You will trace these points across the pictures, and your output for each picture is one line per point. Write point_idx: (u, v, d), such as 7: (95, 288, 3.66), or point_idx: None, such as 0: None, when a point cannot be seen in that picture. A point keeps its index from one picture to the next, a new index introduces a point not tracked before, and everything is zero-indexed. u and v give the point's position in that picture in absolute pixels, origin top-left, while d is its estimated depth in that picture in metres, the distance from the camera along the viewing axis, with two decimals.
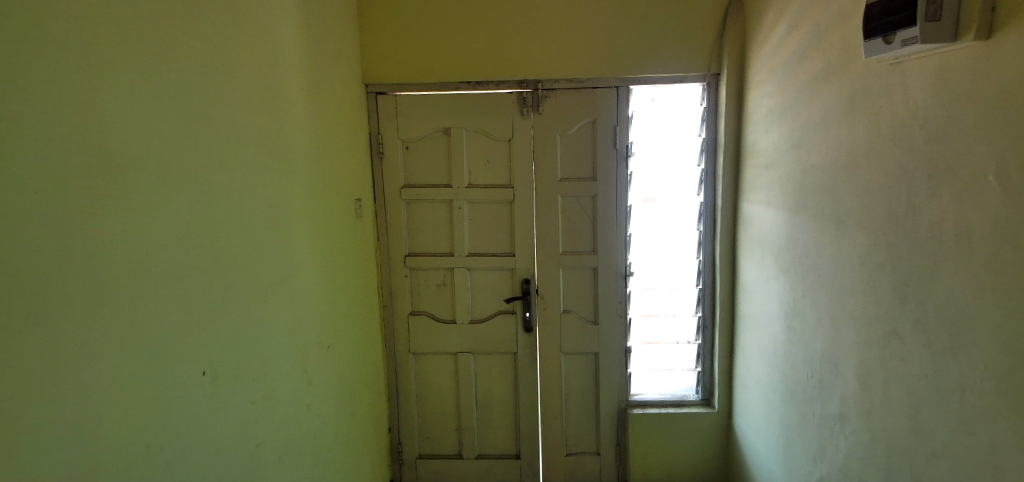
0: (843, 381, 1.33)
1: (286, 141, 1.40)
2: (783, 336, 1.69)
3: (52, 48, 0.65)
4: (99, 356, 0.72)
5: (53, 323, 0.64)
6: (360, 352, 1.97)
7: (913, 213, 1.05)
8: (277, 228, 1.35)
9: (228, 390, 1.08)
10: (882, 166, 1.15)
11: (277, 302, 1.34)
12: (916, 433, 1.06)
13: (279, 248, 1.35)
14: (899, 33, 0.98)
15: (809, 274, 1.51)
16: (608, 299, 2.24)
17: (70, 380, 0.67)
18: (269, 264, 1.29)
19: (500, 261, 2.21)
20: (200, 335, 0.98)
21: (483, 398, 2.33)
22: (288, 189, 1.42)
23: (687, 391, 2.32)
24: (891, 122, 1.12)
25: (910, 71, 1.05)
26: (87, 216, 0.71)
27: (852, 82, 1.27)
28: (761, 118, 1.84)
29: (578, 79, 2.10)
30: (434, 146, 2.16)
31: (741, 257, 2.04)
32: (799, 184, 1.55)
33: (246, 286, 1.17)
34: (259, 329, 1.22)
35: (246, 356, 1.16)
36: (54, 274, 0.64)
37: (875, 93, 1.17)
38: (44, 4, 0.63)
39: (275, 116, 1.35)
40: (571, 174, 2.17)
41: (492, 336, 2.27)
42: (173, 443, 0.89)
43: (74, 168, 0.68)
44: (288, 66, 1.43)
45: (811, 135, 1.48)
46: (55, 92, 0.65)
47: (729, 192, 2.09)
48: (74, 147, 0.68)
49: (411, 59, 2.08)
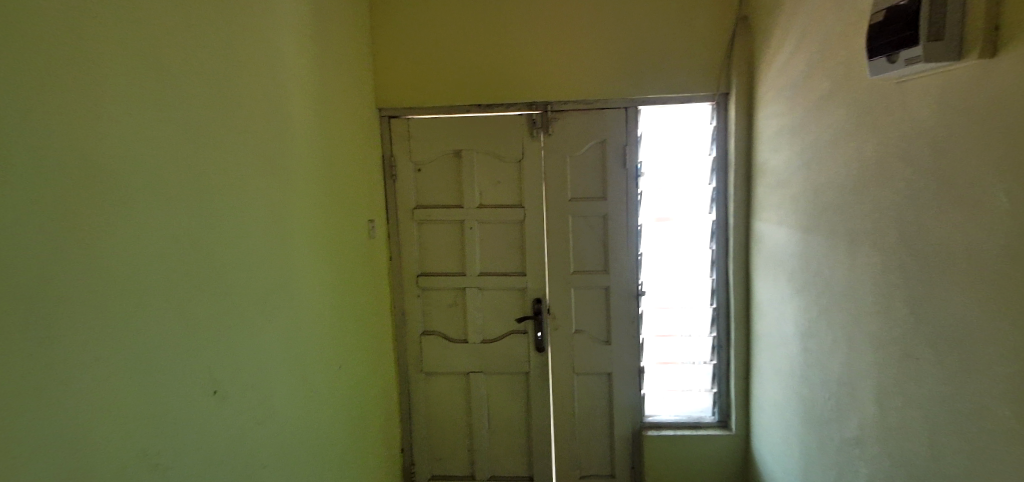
0: (860, 406, 1.30)
1: (295, 165, 1.45)
2: (799, 358, 1.65)
3: (64, 77, 0.69)
4: (99, 373, 0.73)
5: (55, 339, 0.66)
6: (370, 373, 1.98)
7: (924, 232, 1.04)
8: (287, 251, 1.38)
9: (231, 409, 1.08)
10: (891, 185, 1.15)
11: (288, 323, 1.36)
12: (934, 460, 1.03)
13: (289, 269, 1.37)
14: (901, 53, 0.99)
15: (823, 294, 1.48)
16: (619, 318, 2.22)
17: (69, 395, 0.68)
18: (276, 289, 1.31)
19: (511, 280, 2.22)
20: (202, 352, 0.99)
21: (495, 419, 2.31)
22: (298, 212, 1.45)
23: (702, 412, 2.27)
24: (899, 140, 1.12)
25: (915, 89, 1.06)
26: (87, 232, 0.72)
27: (858, 102, 1.27)
28: (771, 136, 1.84)
29: (586, 100, 2.13)
30: (445, 167, 2.20)
31: (755, 275, 2.02)
32: (810, 202, 1.54)
33: (254, 308, 1.19)
34: (266, 352, 1.25)
35: (252, 374, 1.17)
36: (53, 290, 0.66)
37: (881, 111, 1.18)
38: (58, 46, 0.68)
39: (284, 140, 1.39)
40: (581, 194, 2.18)
41: (503, 355, 2.26)
42: (178, 461, 0.91)
43: (74, 186, 0.70)
44: (298, 93, 1.48)
45: (820, 153, 1.48)
46: (62, 113, 0.68)
47: (741, 209, 2.07)
48: (75, 165, 0.70)
49: (423, 83, 2.14)
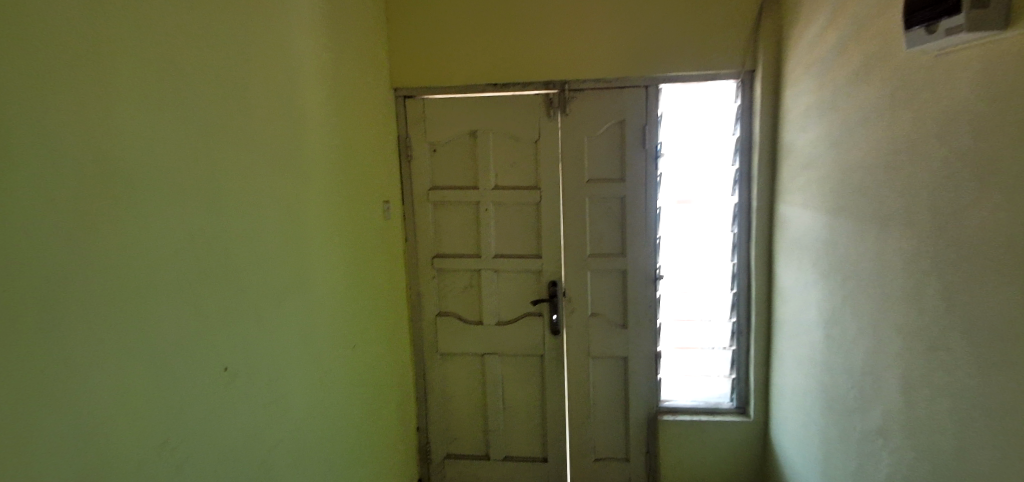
0: (885, 395, 1.26)
1: (307, 147, 1.45)
2: (822, 346, 1.60)
3: (70, 65, 0.69)
4: (101, 358, 0.74)
5: (53, 328, 0.65)
6: (384, 353, 2.01)
7: (960, 216, 0.98)
8: (298, 234, 1.39)
9: (237, 392, 1.10)
10: (927, 167, 1.08)
11: (294, 306, 1.36)
12: (962, 454, 0.99)
13: (297, 250, 1.38)
14: (941, 22, 0.92)
15: (849, 280, 1.42)
16: (636, 302, 2.19)
17: (70, 383, 0.69)
18: (288, 269, 1.33)
19: (526, 263, 2.20)
20: (206, 339, 1.00)
21: (509, 400, 2.32)
22: (308, 192, 1.45)
23: (721, 398, 2.24)
24: (935, 119, 1.05)
25: (955, 63, 0.99)
26: (90, 220, 0.72)
27: (893, 79, 1.19)
28: (799, 116, 1.75)
29: (605, 79, 2.06)
30: (460, 149, 2.17)
31: (778, 260, 1.96)
32: (838, 185, 1.47)
33: (263, 288, 1.21)
34: (277, 333, 1.28)
35: (261, 355, 1.20)
36: (51, 280, 0.65)
37: (918, 89, 1.10)
38: (65, 32, 0.68)
39: (295, 124, 1.38)
40: (599, 176, 2.13)
41: (519, 337, 2.26)
42: (186, 437, 0.93)
43: (74, 175, 0.69)
44: (309, 74, 1.47)
45: (850, 134, 1.40)
46: (68, 106, 0.68)
47: (766, 192, 2.00)
48: (75, 156, 0.69)
49: (438, 63, 2.10)
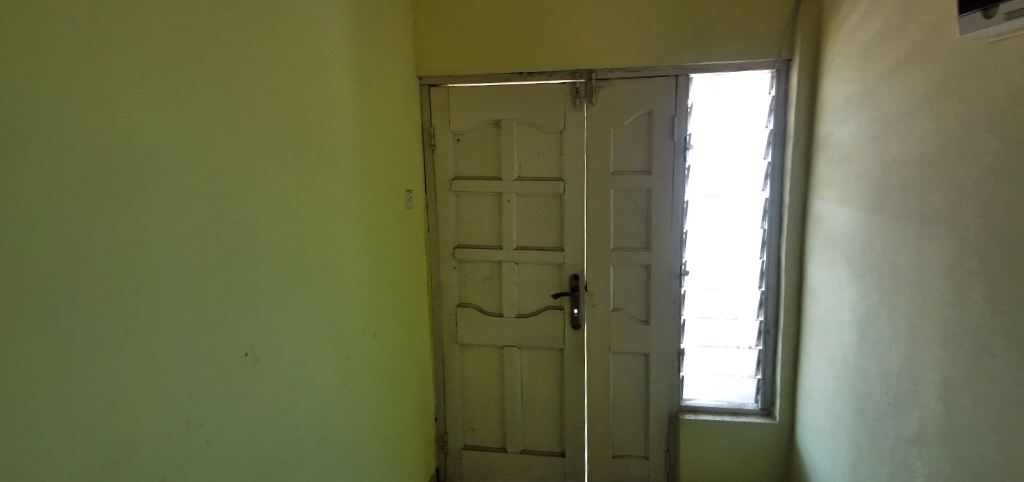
0: (922, 401, 1.19)
1: (331, 132, 1.44)
2: (853, 347, 1.54)
3: (95, 41, 0.68)
4: (122, 337, 0.73)
5: (70, 305, 0.64)
6: (404, 341, 2.01)
7: (1012, 213, 0.91)
8: (322, 223, 1.40)
9: (260, 375, 1.10)
10: (976, 161, 1.01)
11: (318, 295, 1.37)
12: (1005, 467, 0.92)
13: (320, 235, 1.37)
14: (1001, 5, 0.85)
15: (887, 279, 1.35)
16: (660, 298, 2.15)
17: (91, 361, 0.68)
18: (312, 258, 1.33)
19: (547, 255, 2.17)
20: (229, 322, 0.99)
21: (527, 393, 2.31)
22: (332, 177, 1.45)
23: (745, 399, 2.18)
24: (987, 110, 0.97)
25: (1012, 50, 0.90)
26: (111, 196, 0.71)
27: (941, 67, 1.12)
28: (837, 108, 1.67)
29: (633, 68, 2.01)
30: (484, 139, 2.15)
31: (809, 257, 1.88)
32: (877, 180, 1.40)
33: (287, 271, 1.21)
34: (302, 318, 1.28)
35: (284, 337, 1.20)
36: (69, 257, 0.64)
37: (969, 77, 1.03)
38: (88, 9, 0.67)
39: (320, 108, 1.38)
40: (625, 168, 2.09)
41: (538, 330, 2.24)
42: (212, 417, 0.94)
43: (94, 151, 0.68)
44: (335, 60, 1.47)
45: (892, 125, 1.33)
46: (88, 82, 0.67)
47: (799, 186, 1.93)
48: (95, 133, 0.68)
49: (463, 51, 2.08)
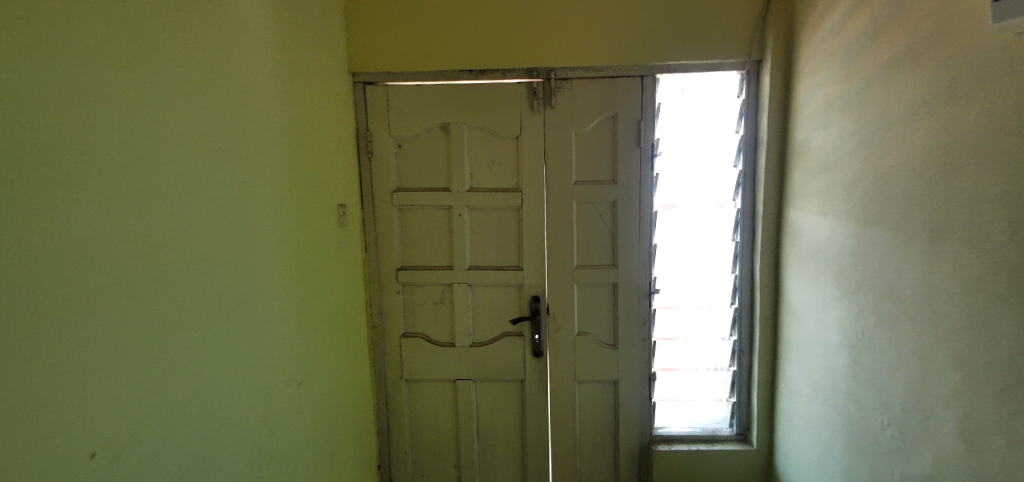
0: (937, 439, 1.06)
1: (251, 136, 1.17)
2: (845, 371, 1.41)
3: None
4: (109, 323, 0.77)
5: (63, 288, 0.69)
6: (341, 382, 1.71)
7: None
8: (239, 246, 1.11)
9: (125, 476, 0.80)
10: (1002, 169, 0.89)
11: (232, 335, 1.08)
12: None
13: (230, 267, 1.08)
14: None
15: (885, 300, 1.23)
16: (629, 319, 1.96)
17: (76, 342, 0.71)
18: (217, 296, 1.03)
19: (505, 275, 1.93)
20: (117, 384, 0.78)
21: (485, 431, 2.05)
22: (249, 194, 1.16)
23: (719, 424, 2.05)
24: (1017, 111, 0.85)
25: None
26: (102, 191, 0.75)
27: (949, 65, 1.00)
28: (815, 113, 1.57)
29: (596, 68, 1.82)
30: (431, 145, 1.89)
31: (787, 271, 1.77)
32: (871, 190, 1.28)
33: (180, 318, 0.92)
34: (206, 377, 0.99)
35: (184, 402, 0.93)
36: (59, 240, 0.68)
37: (992, 77, 0.90)
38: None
39: (234, 109, 1.11)
40: (588, 177, 1.89)
41: (497, 360, 1.99)
42: None
43: (91, 145, 0.73)
44: (254, 48, 1.19)
45: (887, 131, 1.21)
46: (88, 76, 0.73)
47: (772, 196, 1.81)
48: (91, 128, 0.73)
49: (405, 44, 1.81)
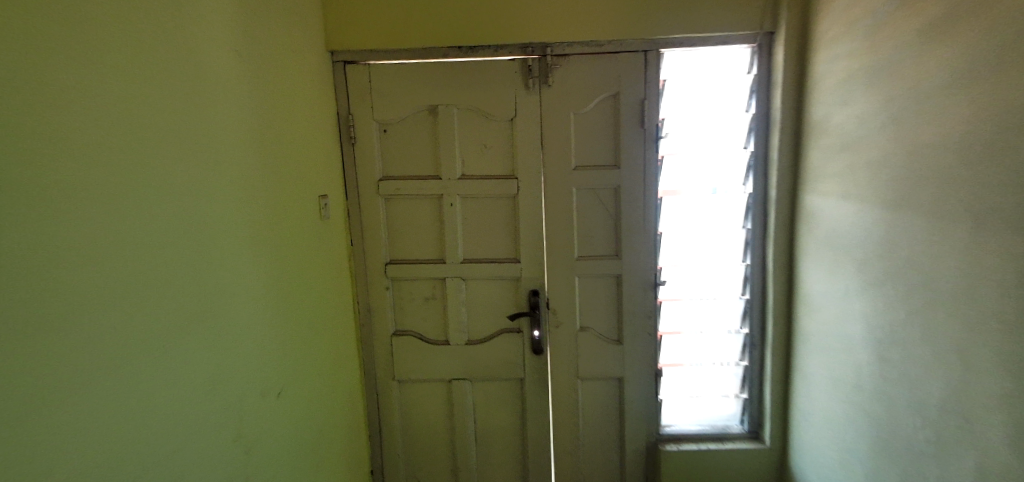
0: (981, 445, 0.95)
1: (214, 117, 1.04)
2: (871, 368, 1.30)
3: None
4: (105, 320, 0.75)
5: (63, 290, 0.67)
6: (328, 387, 1.59)
7: None
8: (205, 245, 0.99)
9: None
10: None
11: (200, 341, 0.97)
12: None
13: (197, 267, 0.97)
14: None
15: (918, 291, 1.12)
16: (633, 313, 1.85)
17: (74, 342, 0.69)
18: (178, 302, 0.91)
19: (502, 269, 1.81)
20: (76, 401, 0.69)
21: (483, 433, 1.94)
22: (218, 185, 1.04)
23: (729, 420, 1.96)
24: None
25: None
26: (103, 189, 0.75)
27: (998, 27, 0.89)
28: (834, 88, 1.45)
29: (595, 42, 1.68)
30: (418, 129, 1.75)
31: (802, 259, 1.65)
32: (903, 170, 1.16)
33: (137, 329, 0.81)
34: (171, 394, 0.88)
35: (144, 424, 0.82)
36: (58, 241, 0.67)
37: None
38: None
39: (197, 89, 0.99)
40: (589, 162, 1.76)
41: (494, 357, 1.87)
42: None
43: (97, 146, 0.74)
44: (212, 16, 1.05)
45: (922, 105, 1.09)
46: (84, 72, 0.72)
47: (787, 179, 1.69)
48: (97, 128, 0.74)
49: (387, 18, 1.66)
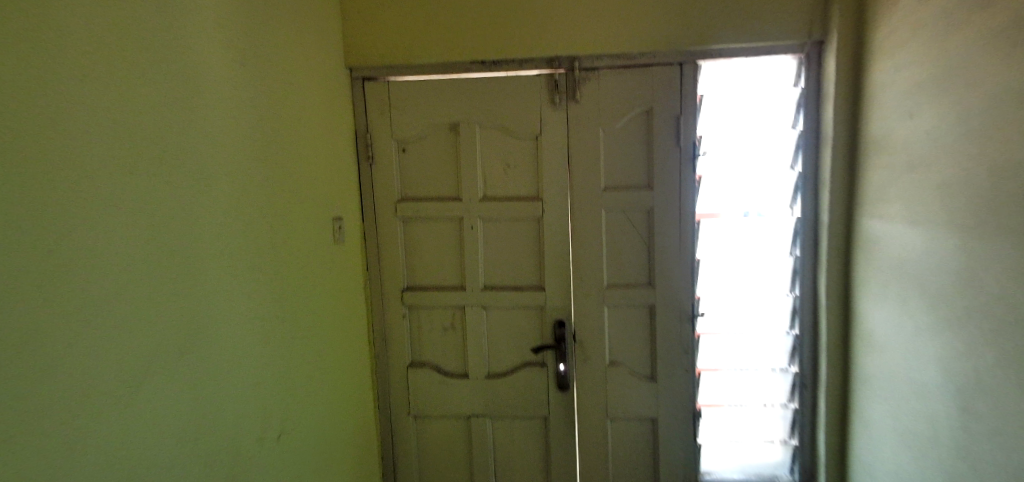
0: None
1: (202, 134, 0.95)
2: (950, 421, 1.12)
3: None
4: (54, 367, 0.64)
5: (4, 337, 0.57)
6: (334, 425, 1.47)
7: None
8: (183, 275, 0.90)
9: None
10: None
11: (173, 385, 0.86)
12: None
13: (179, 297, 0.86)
14: None
15: (1008, 334, 0.95)
16: (669, 346, 1.69)
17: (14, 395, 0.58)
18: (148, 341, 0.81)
19: (525, 296, 1.68)
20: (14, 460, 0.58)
21: (502, 476, 1.79)
22: (203, 209, 0.95)
23: (777, 469, 1.76)
24: None
25: None
26: (50, 207, 0.64)
27: None
28: (897, 101, 1.30)
29: (627, 54, 1.58)
30: (438, 148, 1.66)
31: (862, 291, 1.48)
32: (984, 192, 1.01)
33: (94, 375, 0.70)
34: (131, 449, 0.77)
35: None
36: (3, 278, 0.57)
37: None
38: None
39: (182, 104, 0.90)
40: (620, 182, 1.64)
41: (515, 393, 1.73)
42: None
43: (46, 162, 0.63)
44: (206, 28, 0.98)
45: (1006, 117, 0.94)
46: (44, 88, 0.63)
47: (841, 201, 1.52)
48: (46, 142, 0.63)
49: (407, 33, 1.58)
